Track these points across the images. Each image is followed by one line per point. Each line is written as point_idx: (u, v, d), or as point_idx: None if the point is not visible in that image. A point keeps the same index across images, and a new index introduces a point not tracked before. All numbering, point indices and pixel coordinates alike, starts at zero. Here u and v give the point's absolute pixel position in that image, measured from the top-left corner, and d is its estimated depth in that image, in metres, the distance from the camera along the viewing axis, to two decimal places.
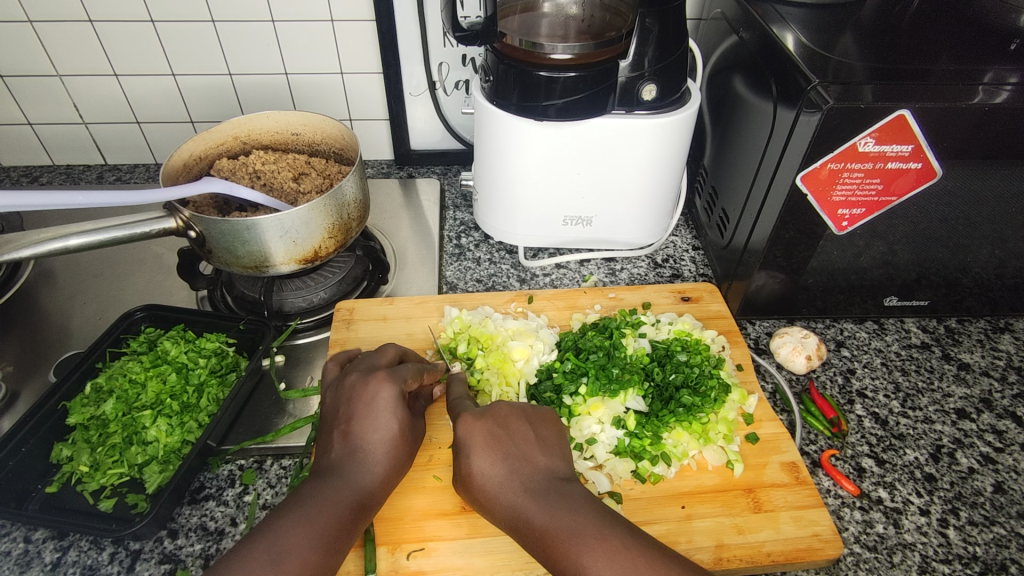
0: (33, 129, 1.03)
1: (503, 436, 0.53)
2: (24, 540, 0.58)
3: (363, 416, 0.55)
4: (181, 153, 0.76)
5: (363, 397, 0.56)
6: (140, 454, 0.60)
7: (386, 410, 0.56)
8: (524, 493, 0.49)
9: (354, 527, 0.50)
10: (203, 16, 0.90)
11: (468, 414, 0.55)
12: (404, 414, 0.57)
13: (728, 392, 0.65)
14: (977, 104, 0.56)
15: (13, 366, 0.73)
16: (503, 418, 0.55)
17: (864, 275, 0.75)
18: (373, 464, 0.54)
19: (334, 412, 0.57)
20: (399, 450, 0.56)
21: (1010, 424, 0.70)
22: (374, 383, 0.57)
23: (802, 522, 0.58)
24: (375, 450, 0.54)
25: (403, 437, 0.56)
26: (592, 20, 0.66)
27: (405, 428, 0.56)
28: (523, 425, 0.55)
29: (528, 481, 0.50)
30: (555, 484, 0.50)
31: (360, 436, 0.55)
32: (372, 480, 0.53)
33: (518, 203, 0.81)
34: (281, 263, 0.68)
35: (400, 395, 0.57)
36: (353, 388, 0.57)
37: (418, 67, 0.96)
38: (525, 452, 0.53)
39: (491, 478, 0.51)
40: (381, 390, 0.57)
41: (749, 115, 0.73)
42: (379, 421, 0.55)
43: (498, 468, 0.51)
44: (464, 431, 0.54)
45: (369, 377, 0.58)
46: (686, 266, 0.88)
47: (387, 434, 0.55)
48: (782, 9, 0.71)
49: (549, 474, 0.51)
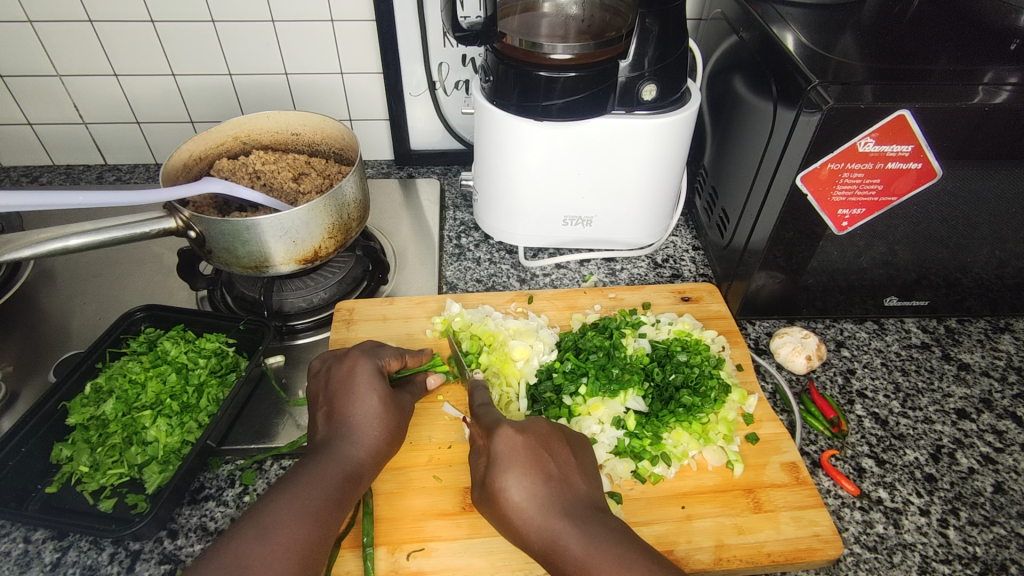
0: (32, 129, 1.02)
1: (544, 455, 0.52)
2: (24, 540, 0.58)
3: (342, 393, 0.57)
4: (181, 153, 0.76)
5: (340, 376, 0.58)
6: (140, 454, 0.60)
7: (364, 383, 0.57)
8: (564, 519, 0.48)
9: (346, 498, 0.50)
10: (203, 16, 0.90)
11: (510, 428, 0.54)
12: (383, 387, 0.58)
13: (727, 391, 0.65)
14: (977, 104, 0.56)
15: (13, 366, 0.73)
16: (544, 437, 0.54)
17: (864, 275, 0.74)
18: (360, 437, 0.54)
19: (317, 393, 0.58)
20: (385, 420, 0.56)
21: (1010, 424, 0.70)
22: (349, 362, 0.59)
23: (802, 522, 0.57)
24: (359, 424, 0.55)
25: (387, 406, 0.57)
26: (593, 20, 0.66)
27: (386, 398, 0.57)
28: (564, 446, 0.54)
29: (570, 506, 0.49)
30: (595, 512, 0.49)
31: (343, 413, 0.55)
32: (360, 451, 0.53)
33: (517, 203, 0.81)
34: (281, 263, 0.68)
35: (377, 370, 0.59)
36: (331, 370, 0.59)
37: (418, 67, 0.96)
38: (566, 474, 0.52)
39: (530, 500, 0.49)
40: (358, 367, 0.58)
41: (748, 115, 0.73)
42: (359, 396, 0.56)
43: (537, 488, 0.50)
44: (505, 448, 0.52)
45: (344, 358, 0.60)
46: (686, 266, 0.88)
47: (370, 406, 0.56)
48: (782, 9, 0.71)
49: (589, 502, 0.50)
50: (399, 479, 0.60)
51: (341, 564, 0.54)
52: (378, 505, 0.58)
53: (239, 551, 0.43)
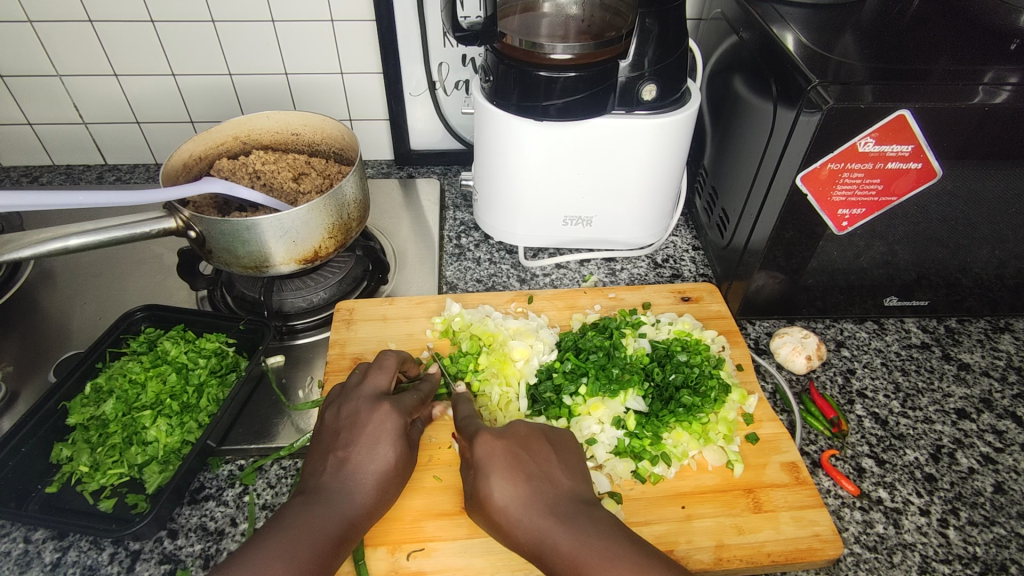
0: (33, 129, 1.03)
1: (523, 457, 0.53)
2: (24, 540, 0.58)
3: (363, 442, 0.55)
4: (181, 153, 0.76)
5: (366, 425, 0.56)
6: (140, 454, 0.60)
7: (388, 441, 0.56)
8: (551, 517, 0.48)
9: (334, 559, 0.49)
10: (203, 16, 0.90)
11: (489, 433, 0.54)
12: (403, 448, 0.56)
13: (728, 392, 0.65)
14: (977, 104, 0.56)
15: (13, 366, 0.73)
16: (523, 439, 0.54)
17: (865, 275, 0.74)
18: (361, 493, 0.53)
19: (335, 435, 0.56)
20: (389, 484, 0.55)
21: (1010, 424, 0.70)
22: (380, 414, 0.57)
23: (802, 522, 0.57)
24: (366, 481, 0.54)
25: (397, 470, 0.56)
26: (592, 20, 0.66)
27: (401, 460, 0.56)
28: (544, 447, 0.54)
29: (554, 505, 0.49)
30: (581, 506, 0.50)
31: (356, 465, 0.54)
32: (358, 509, 0.52)
33: (517, 203, 0.81)
34: (281, 263, 0.68)
35: (402, 427, 0.57)
36: (357, 413, 0.57)
37: (418, 67, 0.95)
38: (547, 472, 0.52)
39: (514, 502, 0.50)
40: (386, 420, 0.57)
41: (748, 115, 0.73)
42: (378, 452, 0.55)
43: (520, 491, 0.50)
44: (484, 452, 0.53)
45: (375, 405, 0.57)
46: (686, 266, 0.88)
47: (383, 466, 0.55)
48: (782, 9, 0.71)
49: (574, 496, 0.51)
50: None
51: (341, 564, 0.54)
52: None
53: None
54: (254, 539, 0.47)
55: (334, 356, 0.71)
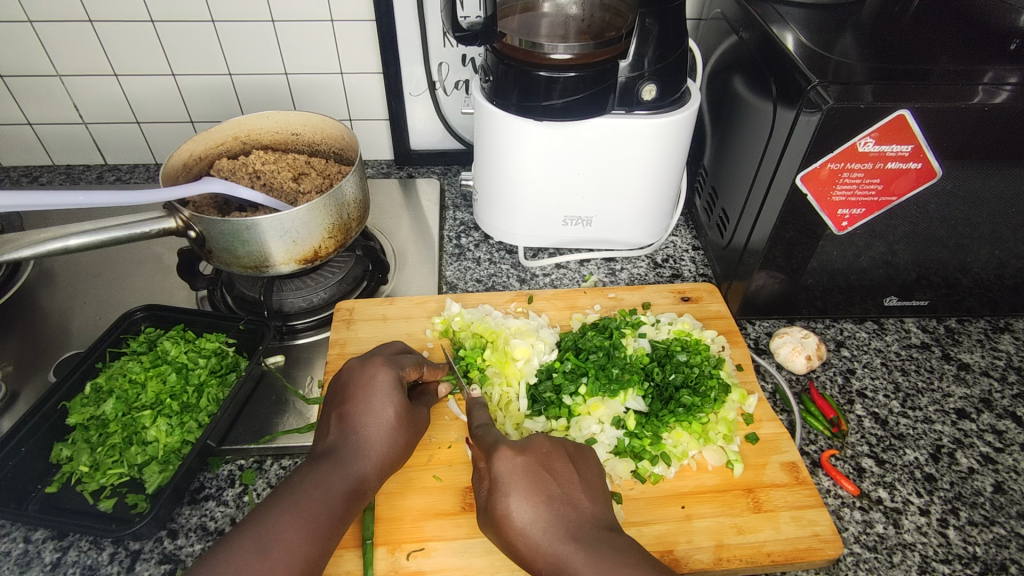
0: (33, 129, 1.03)
1: (545, 477, 0.52)
2: (24, 540, 0.58)
3: (361, 399, 0.56)
4: (181, 153, 0.76)
5: (360, 381, 0.57)
6: (140, 454, 0.60)
7: (383, 393, 0.56)
8: (571, 542, 0.48)
9: (348, 513, 0.50)
10: (203, 16, 0.90)
11: (508, 450, 0.54)
12: (400, 398, 0.57)
13: (727, 391, 0.65)
14: (977, 104, 0.56)
15: (13, 366, 0.73)
16: (544, 457, 0.54)
17: (865, 275, 0.75)
18: (368, 449, 0.54)
19: (334, 397, 0.58)
20: (396, 436, 0.56)
21: (1010, 424, 0.70)
22: (371, 368, 0.58)
23: (802, 522, 0.57)
24: (370, 435, 0.54)
25: (400, 422, 0.56)
26: (592, 20, 0.66)
27: (401, 411, 0.56)
28: (566, 466, 0.54)
29: (575, 529, 0.49)
30: (603, 533, 0.49)
31: (355, 419, 0.55)
32: (367, 466, 0.53)
33: (517, 203, 0.81)
34: (281, 263, 0.68)
35: (397, 380, 0.58)
36: (352, 373, 0.58)
37: (418, 67, 0.96)
38: (569, 495, 0.51)
39: (534, 523, 0.49)
40: (379, 374, 0.57)
41: (748, 115, 0.73)
42: (375, 405, 0.56)
43: (540, 512, 0.49)
44: (504, 469, 0.52)
45: (367, 362, 0.59)
46: (686, 266, 0.88)
47: (384, 417, 0.55)
48: (782, 8, 0.71)
49: (596, 521, 0.50)
50: (399, 480, 0.60)
51: (341, 564, 0.54)
52: (378, 504, 0.58)
53: (238, 565, 0.43)
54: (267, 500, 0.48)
55: (334, 355, 0.71)
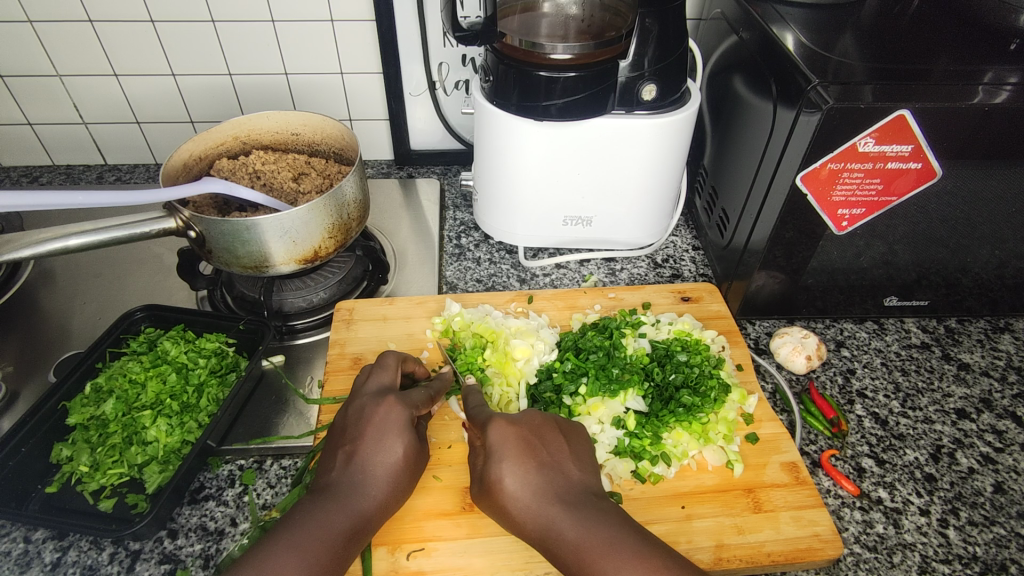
0: (33, 129, 1.03)
1: (536, 445, 0.52)
2: (24, 540, 0.58)
3: (373, 437, 0.55)
4: (181, 153, 0.76)
5: (372, 420, 0.56)
6: (140, 454, 0.60)
7: (395, 433, 0.55)
8: (559, 506, 0.48)
9: (345, 555, 0.49)
10: (203, 16, 0.90)
11: (501, 419, 0.54)
12: (413, 439, 0.56)
13: (728, 391, 0.65)
14: (977, 104, 0.56)
15: (13, 366, 0.73)
16: (536, 427, 0.54)
17: (864, 275, 0.75)
18: (373, 490, 0.53)
19: (344, 430, 0.56)
20: (401, 477, 0.54)
21: (1010, 424, 0.70)
22: (386, 406, 0.56)
23: (802, 522, 0.57)
24: (378, 475, 0.53)
25: (408, 464, 0.55)
26: (592, 20, 0.66)
27: (412, 453, 0.55)
28: (557, 434, 0.54)
29: (563, 494, 0.49)
30: (590, 498, 0.49)
31: (365, 458, 0.54)
32: (370, 507, 0.52)
33: (517, 203, 0.81)
34: (281, 263, 0.68)
35: (410, 421, 0.57)
36: (364, 409, 0.57)
37: (418, 67, 0.95)
38: (558, 462, 0.52)
39: (525, 489, 0.49)
40: (393, 412, 0.56)
41: (748, 115, 0.73)
42: (387, 445, 0.54)
43: (531, 478, 0.50)
44: (497, 437, 0.52)
45: (381, 398, 0.57)
46: (686, 266, 0.88)
47: (393, 458, 0.54)
48: (782, 9, 0.71)
49: (584, 488, 0.50)
50: None
51: (341, 564, 0.54)
52: None
53: None
54: (269, 539, 0.47)
55: (334, 355, 0.71)
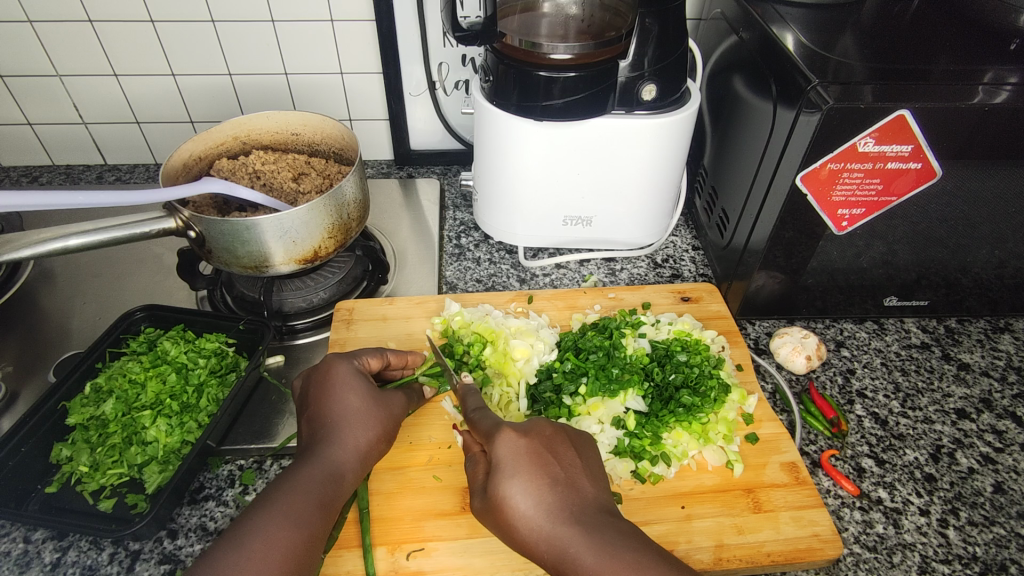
0: (33, 129, 1.03)
1: (548, 459, 0.52)
2: (24, 540, 0.58)
3: (323, 393, 0.56)
4: (181, 153, 0.76)
5: (317, 378, 0.58)
6: (140, 454, 0.60)
7: (342, 386, 0.57)
8: (574, 526, 0.48)
9: (331, 500, 0.50)
10: (203, 16, 0.90)
11: (511, 431, 0.53)
12: (362, 388, 0.57)
13: (728, 391, 0.65)
14: (977, 104, 0.56)
15: (13, 366, 0.73)
16: (548, 440, 0.54)
17: (865, 275, 0.74)
18: (344, 437, 0.54)
19: (301, 395, 0.58)
20: (368, 426, 0.56)
21: (1010, 424, 0.70)
22: (326, 362, 0.59)
23: (802, 522, 0.57)
24: (342, 424, 0.54)
25: (366, 408, 0.57)
26: (592, 20, 0.66)
27: (366, 400, 0.57)
28: (568, 450, 0.54)
29: (578, 513, 0.49)
30: (604, 516, 0.49)
31: (324, 413, 0.55)
32: (344, 452, 0.53)
33: (517, 203, 0.81)
34: (281, 263, 0.68)
35: (354, 372, 0.59)
36: (308, 372, 0.59)
37: (417, 67, 0.95)
38: (572, 479, 0.51)
39: (538, 508, 0.49)
40: (335, 367, 0.58)
41: (749, 115, 0.73)
42: (340, 398, 0.56)
43: (544, 496, 0.49)
44: (506, 452, 0.52)
45: (321, 359, 0.60)
46: (686, 266, 0.88)
47: (350, 409, 0.56)
48: (782, 8, 0.71)
49: (599, 506, 0.50)
50: (399, 479, 0.60)
51: (341, 565, 0.54)
52: (377, 505, 0.58)
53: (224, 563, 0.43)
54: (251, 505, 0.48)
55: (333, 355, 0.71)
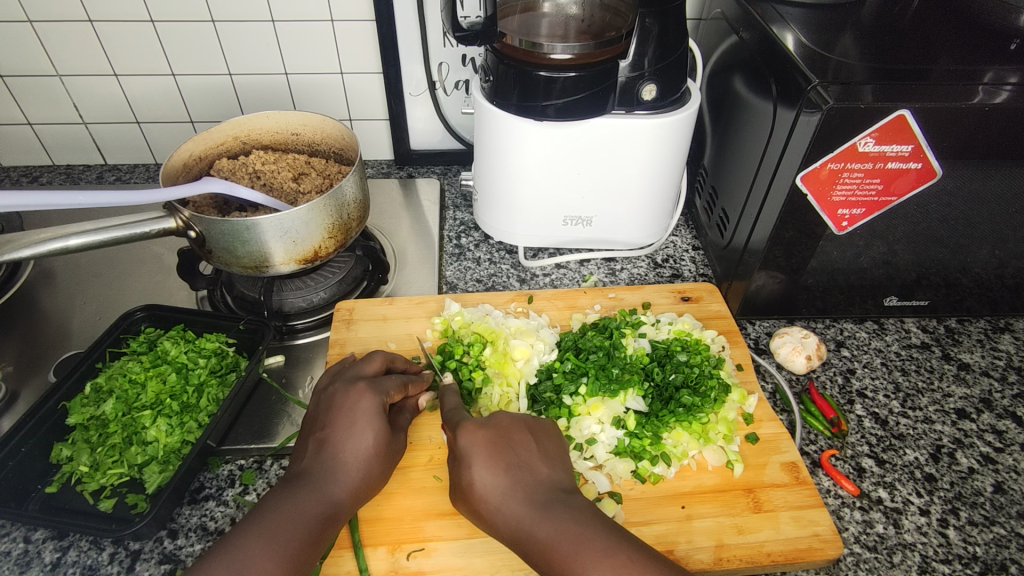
0: (33, 129, 1.03)
1: (505, 446, 0.53)
2: (24, 540, 0.58)
3: (342, 425, 0.55)
4: (181, 153, 0.76)
5: (341, 406, 0.56)
6: (140, 454, 0.60)
7: (364, 420, 0.55)
8: (528, 506, 0.49)
9: (320, 540, 0.50)
10: (203, 16, 0.90)
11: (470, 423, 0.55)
12: (382, 426, 0.56)
13: (728, 392, 0.65)
14: (977, 104, 0.56)
15: (13, 366, 0.73)
16: (504, 429, 0.55)
17: (865, 275, 0.75)
18: (346, 476, 0.53)
19: (316, 417, 0.57)
20: (373, 464, 0.55)
21: (1010, 424, 0.70)
22: (355, 393, 0.57)
23: (802, 522, 0.57)
24: (350, 463, 0.54)
25: (380, 449, 0.55)
26: (592, 20, 0.66)
27: (382, 440, 0.55)
28: (525, 435, 0.55)
29: (532, 493, 0.50)
30: (557, 495, 0.51)
31: (335, 446, 0.54)
32: (343, 491, 0.52)
33: (517, 203, 0.81)
34: (281, 263, 0.68)
35: (380, 406, 0.57)
36: (334, 395, 0.57)
37: (417, 67, 0.96)
38: (526, 461, 0.53)
39: (495, 490, 0.50)
40: (361, 399, 0.56)
41: (748, 115, 0.73)
42: (356, 434, 0.55)
43: (500, 480, 0.51)
44: (465, 442, 0.53)
45: (351, 386, 0.58)
46: (686, 266, 0.88)
47: (363, 446, 0.54)
48: (782, 8, 0.71)
49: (552, 485, 0.52)
50: (399, 479, 0.60)
51: (340, 565, 0.54)
52: (377, 505, 0.58)
53: None
54: (234, 531, 0.48)
55: (334, 355, 0.71)
